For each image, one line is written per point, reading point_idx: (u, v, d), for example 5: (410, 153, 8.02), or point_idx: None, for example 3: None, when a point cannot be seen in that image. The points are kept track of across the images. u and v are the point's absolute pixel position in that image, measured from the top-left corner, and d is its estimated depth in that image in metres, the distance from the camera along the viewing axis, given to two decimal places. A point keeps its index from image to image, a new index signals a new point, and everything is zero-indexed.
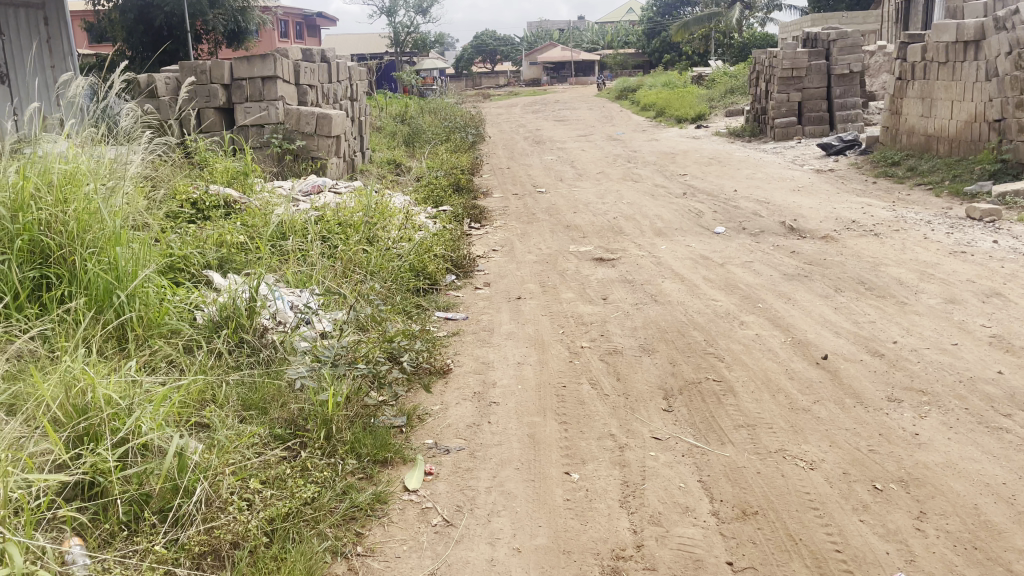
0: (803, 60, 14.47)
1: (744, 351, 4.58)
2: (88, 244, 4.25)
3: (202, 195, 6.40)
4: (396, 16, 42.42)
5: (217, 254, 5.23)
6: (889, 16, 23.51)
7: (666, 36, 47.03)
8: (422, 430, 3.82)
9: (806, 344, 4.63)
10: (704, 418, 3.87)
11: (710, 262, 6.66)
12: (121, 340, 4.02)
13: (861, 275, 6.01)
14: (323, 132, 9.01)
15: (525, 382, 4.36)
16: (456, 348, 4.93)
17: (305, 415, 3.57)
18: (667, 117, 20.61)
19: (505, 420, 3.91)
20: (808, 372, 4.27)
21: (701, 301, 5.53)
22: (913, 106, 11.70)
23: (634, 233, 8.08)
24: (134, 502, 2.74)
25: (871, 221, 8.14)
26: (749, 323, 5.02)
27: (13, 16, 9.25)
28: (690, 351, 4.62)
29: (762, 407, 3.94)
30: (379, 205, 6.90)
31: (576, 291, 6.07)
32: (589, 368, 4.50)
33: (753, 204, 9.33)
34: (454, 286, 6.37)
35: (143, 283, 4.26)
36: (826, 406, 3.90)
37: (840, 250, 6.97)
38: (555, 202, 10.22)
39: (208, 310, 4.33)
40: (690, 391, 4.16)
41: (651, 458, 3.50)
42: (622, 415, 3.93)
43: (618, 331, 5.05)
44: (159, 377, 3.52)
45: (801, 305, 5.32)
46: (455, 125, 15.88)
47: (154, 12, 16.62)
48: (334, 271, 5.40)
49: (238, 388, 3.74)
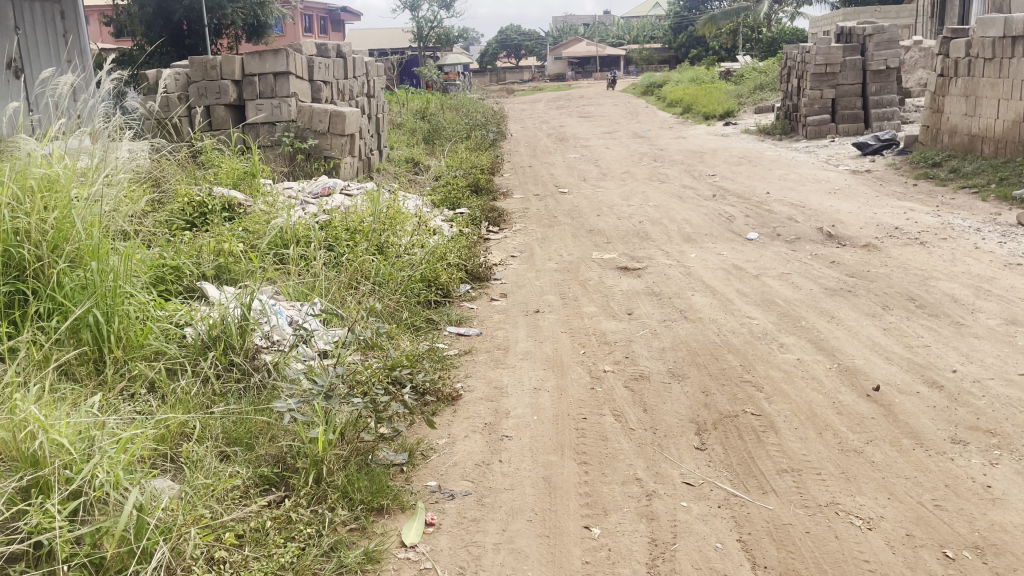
0: (837, 55, 13.91)
1: (785, 379, 4.13)
2: (69, 256, 3.92)
3: (205, 199, 6.04)
4: (419, 11, 42.05)
5: (213, 263, 4.88)
6: (924, 11, 22.86)
7: (693, 31, 46.25)
8: (424, 471, 3.43)
9: (854, 372, 4.17)
10: (743, 459, 3.44)
11: (744, 273, 6.20)
12: (98, 362, 3.69)
13: (910, 289, 5.53)
14: (336, 130, 8.62)
15: (541, 412, 3.95)
16: (467, 370, 4.53)
17: (294, 452, 3.24)
18: (694, 114, 20.04)
19: (518, 459, 3.51)
20: (858, 407, 3.81)
21: (735, 318, 5.07)
22: (956, 105, 11.10)
23: (662, 239, 7.64)
24: (84, 568, 2.40)
25: (916, 228, 7.61)
26: (789, 345, 4.57)
27: (30, 11, 9.06)
28: (725, 378, 4.19)
29: (808, 448, 3.50)
30: (390, 207, 6.51)
31: (599, 304, 5.64)
32: (613, 397, 4.07)
33: (786, 208, 8.83)
34: (468, 296, 5.97)
35: (126, 298, 3.91)
36: (880, 448, 3.46)
37: (884, 260, 6.47)
38: (578, 203, 9.79)
39: (196, 328, 3.98)
40: (725, 426, 3.73)
41: (683, 510, 3.08)
42: (649, 454, 3.51)
43: (644, 352, 4.62)
44: (130, 416, 3.19)
45: (847, 325, 4.85)
46: (476, 122, 15.48)
47: (174, 7, 16.36)
48: (338, 282, 5.02)
49: (222, 421, 3.40)
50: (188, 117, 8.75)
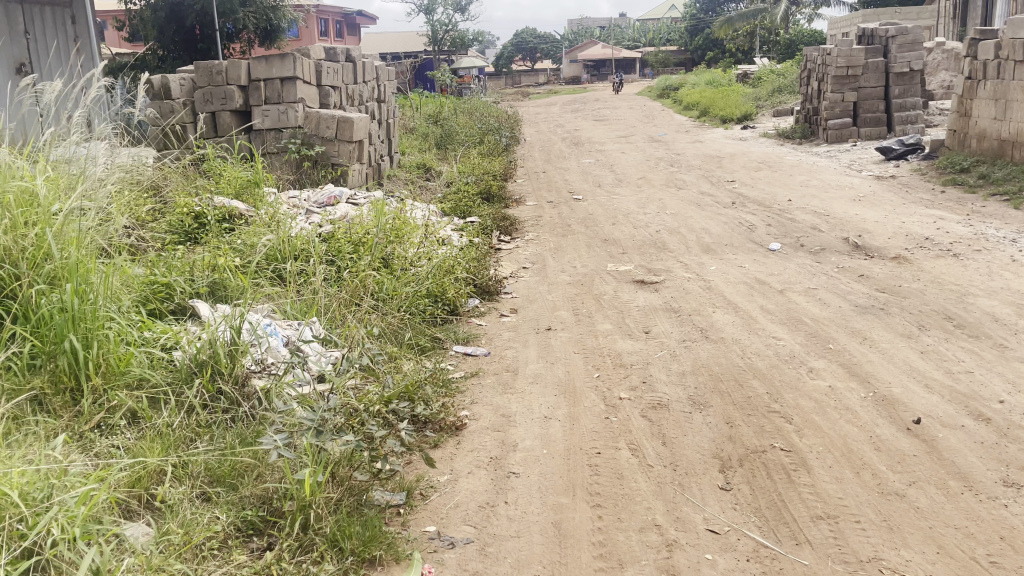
0: (859, 57, 13.47)
1: (816, 410, 3.80)
2: (48, 275, 3.65)
3: (205, 209, 5.79)
4: (434, 15, 41.87)
5: (207, 280, 4.61)
6: (946, 12, 22.41)
7: (709, 33, 45.84)
8: (423, 514, 3.14)
9: (893, 402, 3.84)
10: (772, 503, 3.14)
11: (767, 287, 5.88)
12: (75, 392, 3.43)
13: (947, 307, 5.19)
14: (344, 136, 8.34)
15: (551, 446, 3.65)
16: (473, 396, 4.25)
17: (281, 494, 2.98)
18: (711, 117, 19.66)
19: (526, 500, 3.22)
20: (898, 443, 3.50)
21: (760, 339, 4.76)
22: (985, 108, 10.66)
23: (680, 250, 7.33)
24: None
25: (947, 239, 7.25)
26: (819, 370, 4.25)
27: (39, 15, 9.04)
28: (751, 408, 3.87)
29: (845, 490, 3.19)
30: (397, 216, 6.19)
31: (614, 321, 5.34)
32: (629, 428, 3.77)
33: (809, 217, 8.49)
34: (476, 311, 5.70)
35: (107, 321, 3.65)
36: (925, 491, 3.15)
37: (916, 274, 6.13)
38: (592, 211, 9.50)
39: (183, 351, 3.71)
40: (752, 462, 3.42)
41: (708, 564, 2.79)
42: (669, 495, 3.21)
43: (663, 377, 4.31)
44: (100, 461, 2.93)
45: (882, 348, 4.52)
46: (489, 127, 15.21)
47: (186, 11, 16.16)
48: (339, 299, 4.72)
49: (205, 457, 3.14)
50: (193, 124, 8.56)
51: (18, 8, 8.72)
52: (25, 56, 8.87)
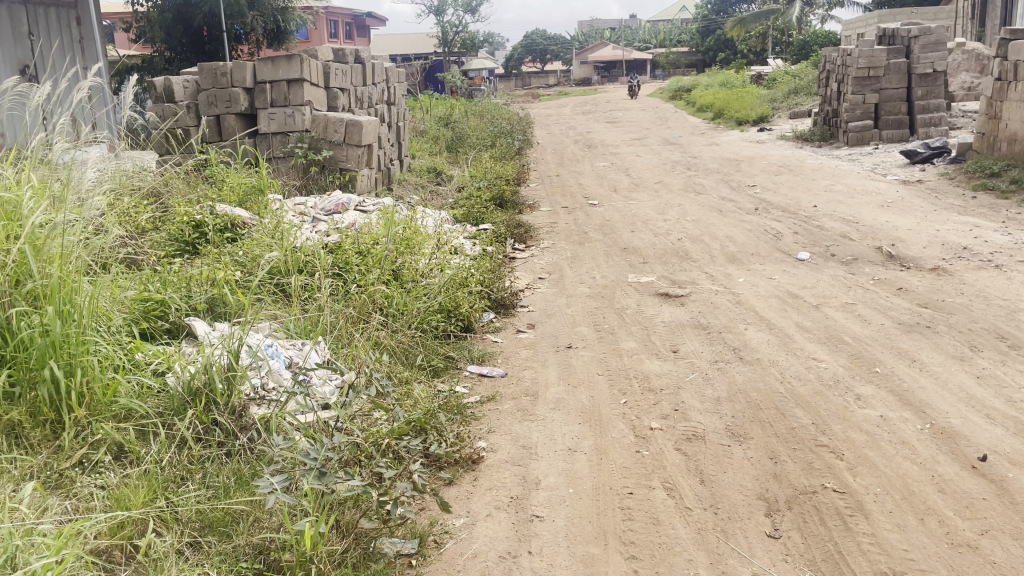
0: (881, 57, 13.05)
1: (869, 445, 3.45)
2: (29, 293, 3.32)
3: (207, 218, 5.46)
4: (444, 16, 41.66)
5: (206, 295, 4.29)
6: (964, 13, 22.00)
7: (721, 35, 45.48)
8: (437, 566, 2.82)
9: (954, 437, 3.48)
10: (829, 555, 2.80)
11: (801, 302, 5.53)
12: (55, 427, 3.13)
13: (998, 325, 4.83)
14: (352, 140, 8.06)
15: (577, 484, 3.32)
16: (490, 424, 3.93)
17: (279, 545, 2.65)
18: (727, 119, 19.27)
19: (552, 550, 2.89)
20: (963, 483, 3.15)
21: (799, 361, 4.41)
22: (1015, 111, 10.21)
23: (704, 259, 6.99)
24: None
25: (986, 249, 6.88)
26: (867, 398, 3.90)
27: (44, 16, 8.80)
28: (796, 441, 3.53)
29: (910, 540, 2.85)
30: (408, 225, 5.85)
31: (639, 339, 4.99)
32: (663, 463, 3.43)
33: (837, 224, 8.11)
34: (492, 327, 5.38)
35: (92, 344, 3.32)
36: (1001, 543, 2.80)
37: (958, 288, 5.75)
38: (609, 217, 9.16)
39: (173, 377, 3.38)
40: (802, 505, 3.08)
41: None
42: (711, 546, 2.87)
43: (696, 404, 3.97)
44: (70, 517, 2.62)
45: (934, 372, 4.16)
46: (501, 131, 14.87)
47: (194, 12, 15.87)
48: (345, 317, 4.41)
49: (192, 502, 2.82)
50: (195, 128, 8.30)
51: (22, 9, 8.49)
52: (28, 58, 8.64)
